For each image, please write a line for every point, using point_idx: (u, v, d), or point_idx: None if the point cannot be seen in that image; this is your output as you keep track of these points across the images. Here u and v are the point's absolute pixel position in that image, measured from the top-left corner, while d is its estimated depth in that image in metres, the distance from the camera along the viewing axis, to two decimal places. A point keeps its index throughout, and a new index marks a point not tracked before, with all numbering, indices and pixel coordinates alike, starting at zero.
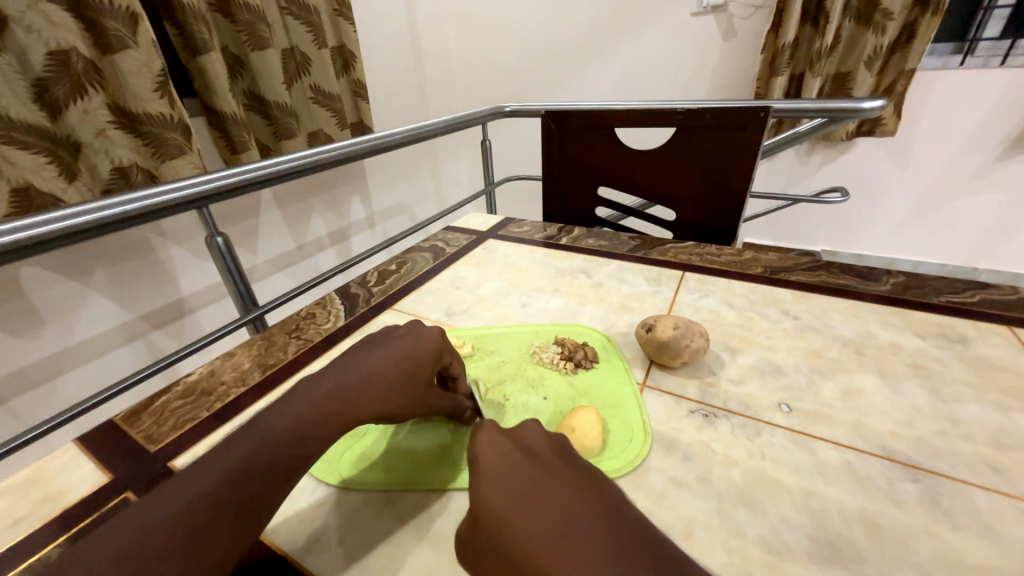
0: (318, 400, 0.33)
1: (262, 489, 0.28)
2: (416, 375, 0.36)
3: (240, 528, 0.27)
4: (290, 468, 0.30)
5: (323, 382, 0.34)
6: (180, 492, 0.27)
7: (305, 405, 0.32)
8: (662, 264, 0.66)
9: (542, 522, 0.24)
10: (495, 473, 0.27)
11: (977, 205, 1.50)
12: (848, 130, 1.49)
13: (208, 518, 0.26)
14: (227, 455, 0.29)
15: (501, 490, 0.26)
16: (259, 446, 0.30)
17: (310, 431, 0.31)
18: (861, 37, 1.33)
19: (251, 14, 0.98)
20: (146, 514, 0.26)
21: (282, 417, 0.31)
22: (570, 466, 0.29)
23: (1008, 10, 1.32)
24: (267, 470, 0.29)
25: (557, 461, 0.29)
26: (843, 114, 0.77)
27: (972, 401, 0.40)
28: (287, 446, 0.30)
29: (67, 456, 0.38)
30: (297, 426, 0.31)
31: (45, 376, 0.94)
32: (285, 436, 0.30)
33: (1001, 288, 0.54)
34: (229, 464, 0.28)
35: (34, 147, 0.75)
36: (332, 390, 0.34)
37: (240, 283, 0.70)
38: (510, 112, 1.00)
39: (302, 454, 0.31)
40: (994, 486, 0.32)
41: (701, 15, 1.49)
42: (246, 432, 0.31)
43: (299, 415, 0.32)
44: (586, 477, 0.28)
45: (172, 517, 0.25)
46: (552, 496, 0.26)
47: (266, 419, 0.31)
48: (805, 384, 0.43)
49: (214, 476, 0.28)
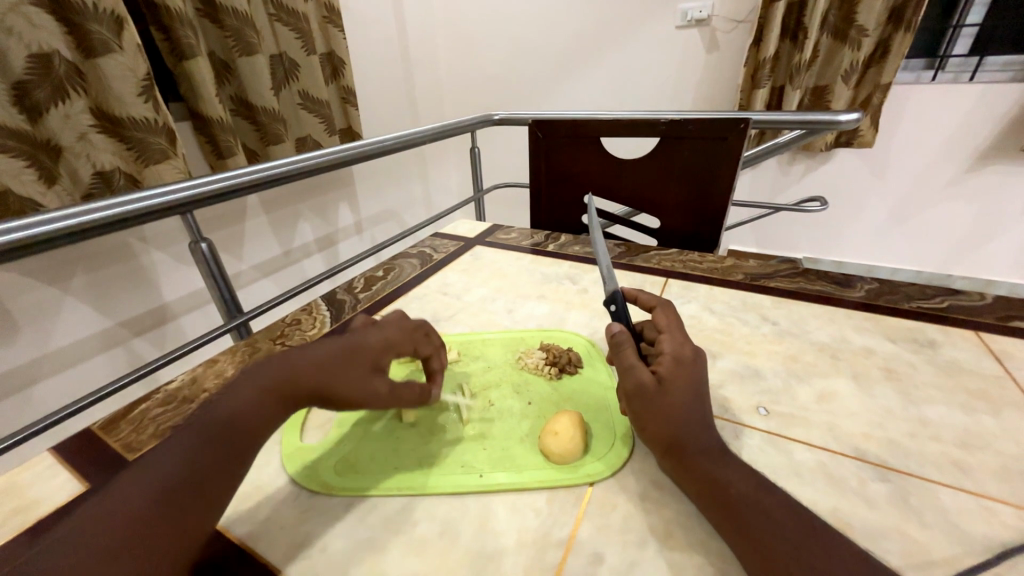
0: (269, 385, 0.33)
1: (218, 482, 0.29)
2: (367, 361, 0.38)
3: (200, 520, 0.28)
4: (245, 460, 0.31)
5: (272, 366, 0.34)
6: (131, 490, 0.27)
7: (250, 389, 0.32)
8: (646, 270, 0.67)
9: (672, 411, 0.35)
10: (641, 375, 0.36)
11: (950, 214, 1.56)
12: (827, 141, 1.53)
13: (161, 514, 0.27)
14: (175, 449, 0.29)
15: (650, 393, 0.35)
16: (208, 438, 0.30)
17: (261, 420, 0.32)
18: (838, 53, 1.37)
19: (239, 20, 0.99)
20: (94, 518, 0.26)
21: (229, 406, 0.31)
22: (696, 374, 0.37)
23: (975, 29, 1.38)
24: (218, 459, 0.30)
25: (692, 366, 0.38)
26: (819, 126, 0.80)
27: (940, 403, 0.41)
28: (238, 436, 0.31)
29: (41, 466, 0.37)
30: (247, 414, 0.31)
31: (20, 385, 0.92)
32: (235, 426, 0.31)
33: (968, 295, 0.56)
34: (176, 459, 0.29)
35: (13, 150, 0.73)
36: (278, 377, 0.33)
37: (223, 288, 0.69)
38: (498, 120, 1.01)
39: (253, 439, 0.31)
40: (959, 484, 0.34)
41: (685, 28, 1.54)
42: (193, 423, 0.31)
43: (248, 402, 0.32)
44: (696, 386, 0.37)
45: (124, 517, 0.26)
46: (685, 402, 0.35)
47: (213, 408, 0.31)
48: (783, 387, 0.44)
49: (162, 473, 0.28)
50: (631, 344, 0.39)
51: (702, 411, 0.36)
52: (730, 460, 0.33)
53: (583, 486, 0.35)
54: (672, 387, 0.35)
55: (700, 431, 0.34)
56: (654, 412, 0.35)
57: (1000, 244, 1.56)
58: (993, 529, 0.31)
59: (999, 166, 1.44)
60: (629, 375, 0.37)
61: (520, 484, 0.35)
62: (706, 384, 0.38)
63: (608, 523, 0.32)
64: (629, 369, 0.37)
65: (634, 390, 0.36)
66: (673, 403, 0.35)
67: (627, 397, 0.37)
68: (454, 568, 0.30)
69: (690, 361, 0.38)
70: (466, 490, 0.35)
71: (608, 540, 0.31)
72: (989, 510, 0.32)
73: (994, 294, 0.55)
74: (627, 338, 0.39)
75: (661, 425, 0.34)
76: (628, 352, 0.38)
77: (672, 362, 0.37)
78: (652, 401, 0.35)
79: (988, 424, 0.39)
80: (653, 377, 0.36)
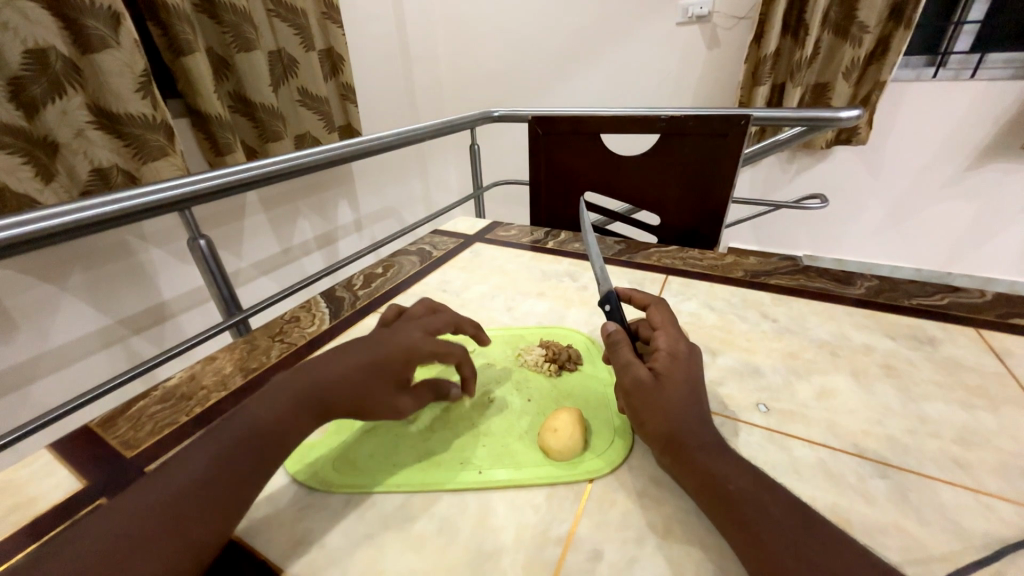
0: (293, 394, 0.35)
1: (242, 483, 0.31)
2: (389, 376, 0.38)
3: (223, 519, 0.30)
4: (270, 462, 0.33)
5: (301, 376, 0.36)
6: (161, 485, 0.30)
7: (283, 398, 0.35)
8: (646, 268, 0.67)
9: (675, 406, 0.35)
10: (641, 372, 0.36)
11: (949, 212, 1.56)
12: (827, 139, 1.53)
13: (184, 509, 0.29)
14: (203, 450, 0.32)
15: (651, 391, 0.35)
16: (234, 441, 0.32)
17: (289, 426, 0.34)
18: (839, 49, 1.37)
19: (237, 16, 0.98)
20: (126, 509, 0.28)
21: (257, 413, 0.34)
22: (694, 370, 0.38)
23: (976, 26, 1.38)
24: (249, 459, 0.32)
25: (691, 361, 0.38)
26: (821, 123, 0.79)
27: (939, 400, 0.41)
28: (263, 441, 0.33)
29: (39, 463, 0.37)
30: (276, 421, 0.34)
31: (18, 383, 0.92)
32: (259, 432, 0.33)
33: (969, 292, 0.56)
34: (204, 458, 0.31)
35: (10, 147, 0.73)
36: (305, 387, 0.36)
37: (223, 285, 0.69)
38: (499, 116, 1.00)
39: (284, 443, 0.34)
40: (959, 481, 0.34)
41: (686, 25, 1.53)
42: (226, 428, 0.33)
43: (274, 410, 0.34)
44: (695, 383, 0.37)
45: (151, 510, 0.28)
46: (687, 400, 0.35)
47: (249, 415, 0.34)
48: (782, 384, 0.44)
49: (199, 467, 0.31)
50: (626, 341, 0.39)
51: (701, 405, 0.36)
52: (730, 455, 0.33)
53: (583, 482, 0.35)
54: (669, 381, 0.36)
55: (702, 428, 0.34)
56: (653, 407, 0.35)
57: (999, 242, 1.56)
58: (992, 525, 0.31)
59: (999, 164, 1.43)
60: (628, 373, 0.37)
61: (519, 481, 0.35)
62: (703, 377, 0.38)
63: (607, 520, 0.32)
64: (626, 365, 0.37)
65: (632, 385, 0.36)
66: (671, 396, 0.35)
67: (626, 393, 0.37)
68: (453, 564, 0.30)
69: (693, 358, 0.39)
70: (466, 486, 0.35)
71: (607, 537, 0.31)
72: (989, 507, 0.32)
73: (994, 291, 0.55)
74: (623, 337, 0.40)
75: (663, 418, 0.34)
76: (625, 349, 0.38)
77: (667, 358, 0.38)
78: (650, 396, 0.35)
79: (988, 420, 0.39)
80: (649, 373, 0.37)
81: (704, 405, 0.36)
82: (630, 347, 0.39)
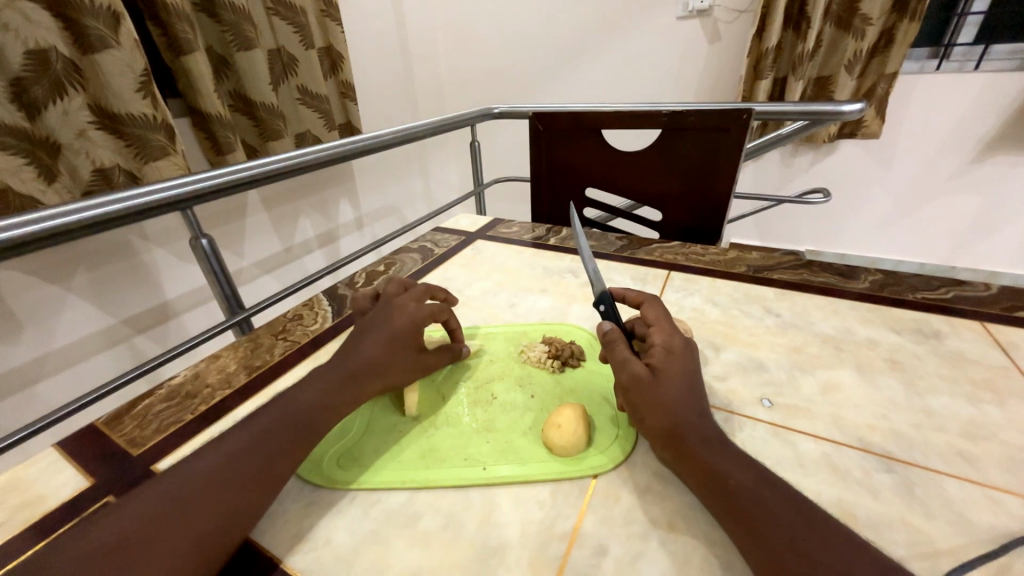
0: (332, 384, 0.39)
1: (275, 465, 0.33)
2: (409, 346, 0.43)
3: (253, 497, 0.31)
4: (301, 447, 0.35)
5: (329, 370, 0.40)
6: (193, 471, 0.31)
7: (320, 388, 0.38)
8: (648, 263, 0.67)
9: (675, 398, 0.35)
10: (638, 374, 0.36)
11: (955, 205, 1.55)
12: (830, 131, 1.52)
13: (213, 494, 0.30)
14: (237, 438, 0.33)
15: (653, 393, 0.35)
16: (273, 427, 0.35)
17: (320, 416, 0.37)
18: (841, 42, 1.36)
19: (236, 15, 0.97)
20: (159, 490, 0.30)
21: (296, 402, 0.37)
22: (689, 363, 0.38)
23: (980, 17, 1.36)
24: (285, 444, 0.34)
25: (687, 356, 0.38)
26: (822, 117, 0.78)
27: (945, 393, 0.41)
28: (292, 431, 0.35)
29: (46, 461, 0.37)
30: (309, 412, 0.36)
31: (24, 383, 0.92)
32: (289, 422, 0.35)
33: (974, 286, 0.56)
34: (235, 444, 0.33)
35: (14, 148, 0.73)
36: (333, 378, 0.39)
37: (225, 285, 0.69)
38: (499, 113, 0.99)
39: (318, 429, 0.36)
40: (965, 475, 0.34)
41: (686, 19, 1.52)
42: (262, 416, 0.35)
43: (317, 398, 0.37)
44: (692, 380, 0.37)
45: (192, 488, 0.30)
46: (690, 398, 0.35)
47: (290, 405, 0.36)
48: (786, 379, 0.44)
49: (236, 448, 0.33)
50: (622, 339, 0.39)
51: (699, 402, 0.36)
52: (732, 451, 0.33)
53: (586, 478, 0.35)
54: (666, 376, 0.36)
55: (704, 423, 0.34)
56: (655, 403, 0.35)
57: (1004, 236, 1.55)
58: (999, 518, 0.31)
59: (1004, 157, 1.42)
60: (624, 372, 0.37)
61: (522, 477, 0.35)
62: (700, 372, 0.39)
63: (612, 516, 0.32)
64: (622, 363, 0.37)
65: (630, 381, 0.36)
66: (669, 391, 0.35)
67: (623, 389, 0.37)
68: (458, 559, 0.30)
69: (688, 351, 0.39)
70: (469, 482, 0.35)
71: (612, 532, 0.31)
72: (996, 501, 0.32)
73: (1000, 285, 0.55)
74: (619, 335, 0.40)
75: (662, 413, 0.34)
76: (621, 347, 0.38)
77: (662, 353, 0.38)
78: (647, 391, 0.35)
79: (994, 414, 0.39)
80: (647, 369, 0.37)
81: (701, 399, 0.36)
82: (625, 345, 0.39)
